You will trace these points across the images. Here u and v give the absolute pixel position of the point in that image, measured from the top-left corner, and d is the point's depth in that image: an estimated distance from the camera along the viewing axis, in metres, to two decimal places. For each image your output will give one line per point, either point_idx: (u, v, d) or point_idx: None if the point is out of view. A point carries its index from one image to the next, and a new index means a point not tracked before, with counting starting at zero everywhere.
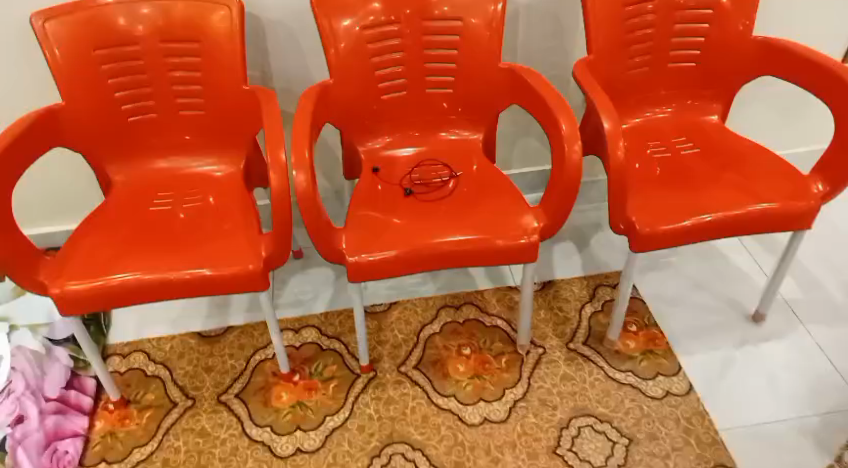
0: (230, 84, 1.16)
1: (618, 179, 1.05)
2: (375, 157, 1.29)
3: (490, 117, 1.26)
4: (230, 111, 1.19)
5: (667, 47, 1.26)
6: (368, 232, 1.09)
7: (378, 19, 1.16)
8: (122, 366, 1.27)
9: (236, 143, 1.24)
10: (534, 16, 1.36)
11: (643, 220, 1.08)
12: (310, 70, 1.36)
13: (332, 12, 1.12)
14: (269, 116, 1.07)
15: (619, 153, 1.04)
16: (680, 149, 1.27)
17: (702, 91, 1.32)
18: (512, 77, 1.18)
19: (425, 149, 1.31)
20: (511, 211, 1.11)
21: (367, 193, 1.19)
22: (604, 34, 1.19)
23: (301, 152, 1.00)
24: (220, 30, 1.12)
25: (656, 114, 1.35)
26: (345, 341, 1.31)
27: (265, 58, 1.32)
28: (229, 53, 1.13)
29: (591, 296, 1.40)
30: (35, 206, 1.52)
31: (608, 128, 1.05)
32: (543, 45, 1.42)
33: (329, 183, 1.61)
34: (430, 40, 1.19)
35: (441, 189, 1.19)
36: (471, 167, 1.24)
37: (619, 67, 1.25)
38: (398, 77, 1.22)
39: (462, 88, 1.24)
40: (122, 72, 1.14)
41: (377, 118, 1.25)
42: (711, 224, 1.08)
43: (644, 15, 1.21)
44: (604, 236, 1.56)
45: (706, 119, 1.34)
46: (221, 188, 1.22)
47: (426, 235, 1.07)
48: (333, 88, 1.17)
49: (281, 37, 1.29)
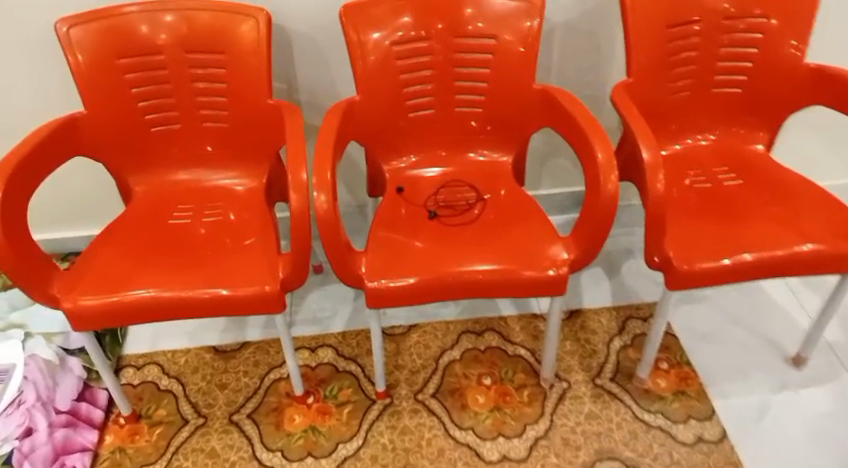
0: (255, 97, 1.13)
1: (656, 213, 0.99)
2: (400, 176, 1.24)
3: (521, 139, 1.21)
4: (253, 124, 1.17)
5: (712, 71, 1.20)
6: (390, 256, 1.05)
7: (408, 35, 1.12)
8: (135, 378, 1.25)
9: (258, 157, 1.21)
10: (571, 34, 1.31)
11: (680, 256, 1.02)
12: (337, 84, 1.33)
13: (361, 26, 1.09)
14: (292, 133, 1.04)
15: (658, 186, 0.97)
16: (721, 179, 1.20)
17: (748, 118, 1.25)
18: (546, 99, 1.13)
19: (452, 169, 1.26)
20: (540, 240, 1.06)
21: (390, 214, 1.15)
22: (645, 56, 1.13)
23: (322, 172, 0.97)
24: (246, 41, 1.09)
25: (697, 141, 1.28)
26: (362, 363, 1.27)
27: (292, 71, 1.29)
28: (254, 65, 1.11)
29: (620, 329, 1.33)
30: (56, 210, 1.53)
31: (647, 159, 0.98)
32: (579, 64, 1.36)
33: (352, 198, 1.58)
34: (461, 57, 1.15)
35: (467, 213, 1.14)
36: (500, 190, 1.19)
37: (660, 91, 1.18)
38: (426, 95, 1.18)
39: (493, 108, 1.19)
40: (146, 81, 1.12)
41: (403, 136, 1.21)
42: (754, 264, 1.01)
43: (688, 37, 1.15)
44: (636, 265, 1.49)
45: (750, 148, 1.26)
46: (242, 203, 1.19)
47: (448, 264, 1.03)
48: (360, 104, 1.13)
49: (309, 49, 1.26)
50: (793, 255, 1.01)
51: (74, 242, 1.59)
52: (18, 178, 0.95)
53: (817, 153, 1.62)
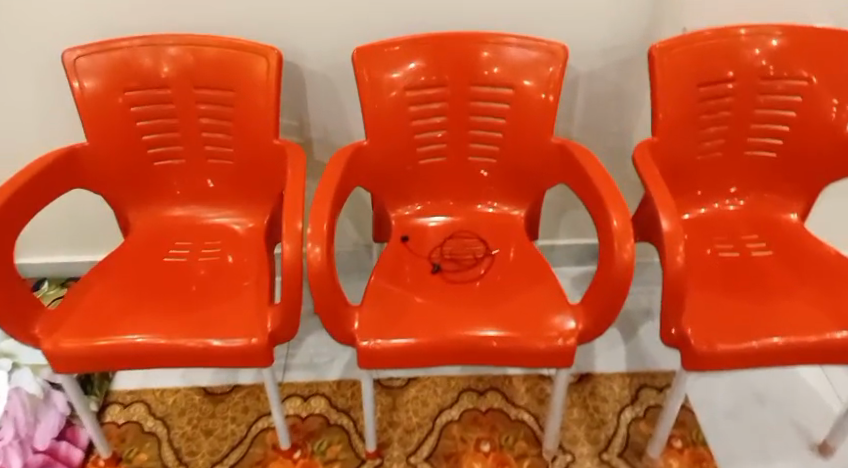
0: (260, 136, 1.10)
1: (675, 288, 0.91)
2: (406, 224, 1.18)
3: (535, 193, 1.15)
4: (257, 164, 1.13)
5: (743, 132, 1.12)
6: (386, 314, 0.99)
7: (423, 80, 1.07)
8: (120, 417, 1.22)
9: (260, 196, 1.17)
10: (596, 83, 1.25)
11: (699, 335, 0.93)
12: (349, 123, 1.29)
13: (374, 69, 1.04)
14: (292, 179, 0.99)
15: (678, 259, 0.90)
16: (748, 248, 1.12)
17: (781, 185, 1.17)
18: (562, 154, 1.07)
19: (459, 219, 1.20)
20: (548, 307, 0.99)
21: (391, 266, 1.09)
22: (671, 115, 1.06)
23: (320, 223, 0.92)
24: (255, 79, 1.06)
25: (725, 205, 1.20)
26: (355, 417, 1.21)
27: (303, 108, 1.26)
28: (261, 104, 1.07)
29: (633, 399, 1.25)
30: (54, 235, 1.51)
31: (667, 229, 0.91)
32: (603, 114, 1.30)
33: (359, 237, 1.52)
34: (476, 105, 1.10)
35: (473, 270, 1.08)
36: (510, 247, 1.13)
37: (687, 151, 1.11)
38: (438, 142, 1.13)
39: (507, 160, 1.13)
40: (152, 114, 1.10)
41: (411, 182, 1.16)
42: (782, 349, 0.92)
43: (719, 96, 1.08)
44: (653, 327, 1.41)
45: (783, 216, 1.17)
46: (241, 245, 1.15)
47: (448, 326, 0.96)
48: (367, 150, 1.08)
49: (322, 87, 1.22)
50: (827, 342, 0.92)
51: (72, 267, 1.57)
52: (9, 210, 0.92)
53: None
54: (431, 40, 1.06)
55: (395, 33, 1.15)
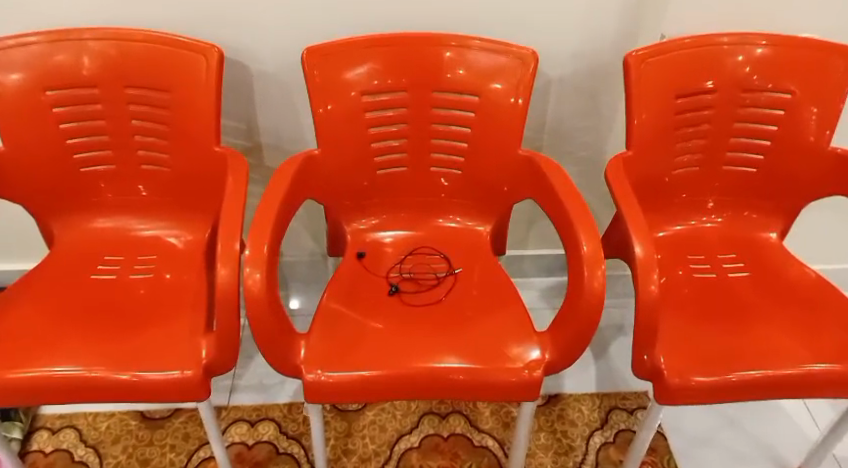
0: (200, 143, 0.99)
1: (648, 320, 0.84)
2: (362, 239, 1.09)
3: (502, 208, 1.06)
4: (197, 173, 1.02)
5: (722, 147, 1.06)
6: (337, 343, 0.90)
7: (380, 85, 0.98)
8: (48, 445, 1.12)
9: (202, 208, 1.06)
10: (568, 90, 1.17)
11: (674, 367, 0.87)
12: (302, 129, 1.18)
13: (327, 73, 0.95)
14: (231, 195, 0.90)
15: (652, 289, 0.83)
16: (724, 268, 1.07)
17: (760, 203, 1.11)
18: (531, 168, 0.99)
19: (419, 233, 1.11)
20: (512, 336, 0.92)
21: (344, 287, 1.01)
22: (647, 127, 0.99)
23: (260, 244, 0.83)
24: (193, 78, 0.95)
25: (701, 222, 1.13)
26: (306, 444, 1.13)
27: (252, 111, 1.14)
28: (200, 108, 0.96)
29: (603, 422, 1.19)
30: None
31: (640, 255, 0.84)
32: (576, 123, 1.22)
33: (316, 245, 1.42)
34: (438, 113, 1.01)
35: (433, 291, 1.00)
36: (474, 266, 1.05)
37: (662, 165, 1.04)
38: (398, 152, 1.04)
39: (472, 172, 1.05)
40: (77, 116, 0.98)
41: (368, 194, 1.07)
42: (761, 383, 0.86)
43: (697, 108, 1.02)
44: (624, 345, 1.35)
45: (761, 235, 1.12)
46: (180, 262, 1.05)
47: (404, 356, 0.88)
48: (319, 160, 0.99)
49: (271, 89, 1.11)
50: (808, 376, 0.86)
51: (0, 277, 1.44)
52: None
53: (833, 239, 1.48)
54: (391, 42, 0.96)
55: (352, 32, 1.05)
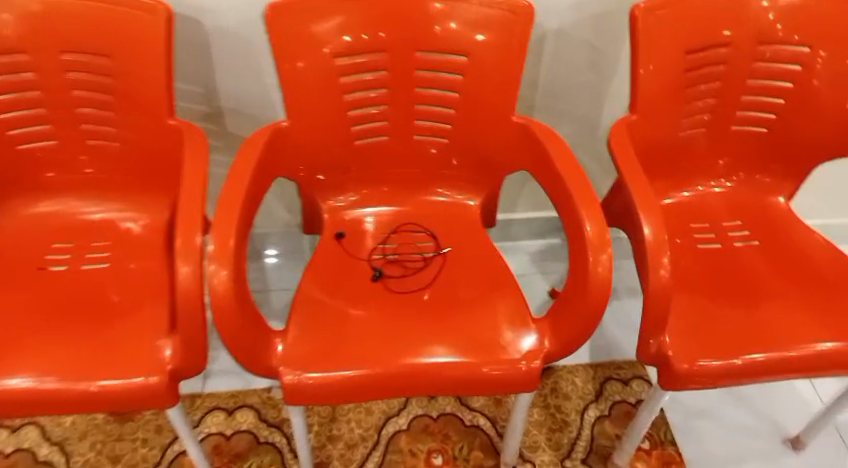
0: (150, 115, 0.86)
1: (657, 308, 0.77)
2: (341, 217, 0.99)
3: (495, 180, 0.97)
4: (150, 149, 0.90)
5: (733, 106, 0.98)
6: (319, 338, 0.82)
7: (357, 45, 0.85)
8: (8, 445, 1.04)
9: (159, 186, 0.95)
10: (565, 43, 1.06)
11: (681, 352, 0.81)
12: (270, 92, 1.05)
13: (294, 33, 0.81)
14: (190, 179, 0.79)
15: (662, 275, 0.75)
16: (731, 237, 1.01)
17: (767, 165, 1.04)
18: (527, 137, 0.89)
19: (404, 208, 1.01)
20: (507, 323, 0.85)
21: (324, 273, 0.92)
22: (654, 90, 0.90)
23: (225, 237, 0.73)
24: (136, 40, 0.81)
25: (710, 186, 1.06)
26: (288, 432, 1.07)
27: (209, 74, 1.00)
28: (147, 74, 0.83)
29: (597, 394, 1.16)
30: None
31: (649, 238, 0.76)
32: (571, 79, 1.12)
33: (292, 217, 1.31)
34: (422, 76, 0.90)
35: (421, 274, 0.92)
36: (465, 244, 0.97)
37: (667, 128, 0.96)
38: (379, 119, 0.93)
39: (461, 141, 0.95)
40: (6, 86, 0.84)
41: (346, 168, 0.96)
42: (771, 366, 0.81)
43: (708, 65, 0.93)
44: (633, 305, 1.32)
45: (768, 200, 1.05)
46: (137, 248, 0.94)
47: (392, 350, 0.81)
48: (289, 133, 0.87)
49: (229, 49, 0.97)
50: (819, 357, 0.81)
51: None
52: None
53: (837, 197, 1.43)
54: None
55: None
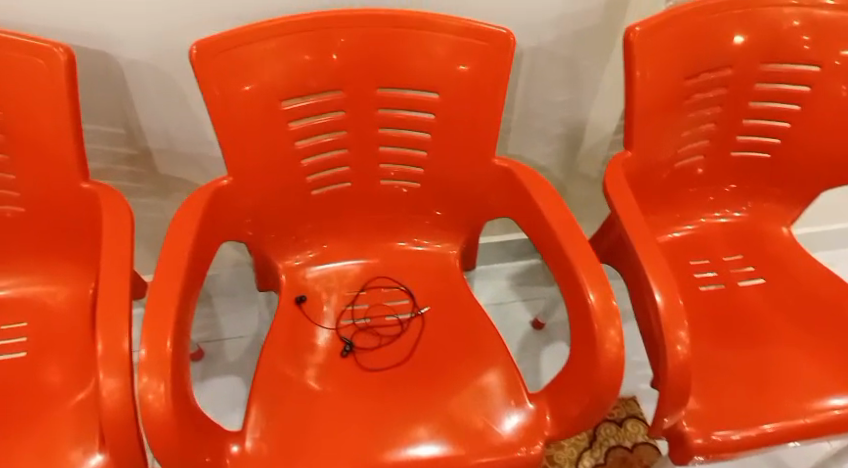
0: (59, 177, 0.70)
1: (678, 386, 0.67)
2: (301, 277, 0.86)
3: (476, 226, 0.86)
4: (63, 214, 0.74)
5: (733, 132, 0.88)
6: (282, 432, 0.69)
7: (309, 82, 0.71)
8: None
9: (78, 253, 0.78)
10: (545, 61, 0.94)
11: (700, 425, 0.71)
12: (207, 129, 0.89)
13: (230, 73, 0.67)
14: (109, 261, 0.63)
15: (679, 351, 0.65)
16: (733, 274, 0.91)
17: (768, 191, 0.95)
18: (514, 183, 0.77)
19: (375, 260, 0.89)
20: (498, 400, 0.73)
21: (285, 348, 0.78)
22: (652, 122, 0.79)
23: (157, 338, 0.57)
24: (30, 90, 0.65)
25: (715, 217, 0.97)
26: None
27: (131, 111, 0.84)
28: (48, 130, 0.67)
29: (591, 440, 1.08)
30: None
31: (662, 307, 0.66)
32: (550, 98, 1.00)
33: (243, 261, 1.16)
34: (389, 115, 0.77)
35: (399, 344, 0.80)
36: (446, 302, 0.85)
37: (666, 160, 0.85)
38: (340, 164, 0.80)
39: (436, 185, 0.82)
40: None
41: (304, 219, 0.83)
42: (803, 433, 0.72)
43: (709, 89, 0.82)
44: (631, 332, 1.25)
45: (772, 230, 0.97)
46: (54, 328, 0.77)
47: (369, 444, 0.69)
48: (233, 192, 0.73)
49: (153, 83, 0.81)
50: None
51: None
52: None
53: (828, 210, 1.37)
54: (316, 25, 0.69)
55: (267, 16, 0.77)
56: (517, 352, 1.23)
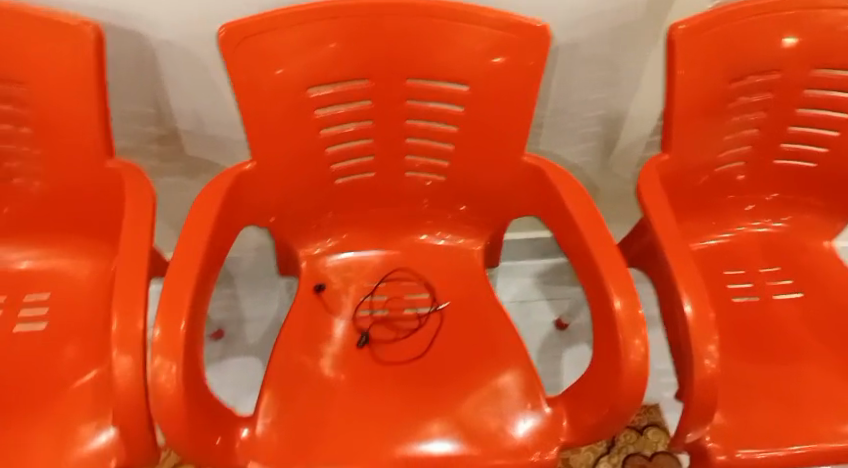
0: (86, 155, 0.71)
1: (703, 402, 0.64)
2: (320, 266, 0.85)
3: (501, 223, 0.84)
4: (90, 192, 0.75)
5: (778, 139, 0.83)
6: (293, 421, 0.69)
7: (336, 71, 0.70)
8: None
9: (103, 231, 0.79)
10: (583, 57, 0.90)
11: (724, 441, 0.68)
12: (235, 113, 0.89)
13: (257, 59, 0.66)
14: (130, 240, 0.64)
15: (707, 364, 0.62)
16: (769, 285, 0.87)
17: (811, 202, 0.90)
18: (541, 182, 0.74)
19: (397, 253, 0.87)
20: (514, 403, 0.72)
21: (301, 336, 0.78)
22: (691, 124, 0.76)
23: (171, 321, 0.57)
24: (59, 66, 0.65)
25: (754, 225, 0.93)
26: None
27: (162, 92, 0.84)
28: (74, 108, 0.67)
29: (609, 446, 1.06)
30: None
31: (691, 318, 0.63)
32: (586, 96, 0.97)
33: (264, 245, 1.17)
34: (416, 107, 0.75)
35: (417, 339, 0.78)
36: (466, 299, 0.83)
37: (703, 165, 0.81)
38: (364, 154, 0.79)
39: (461, 179, 0.81)
40: None
41: (326, 208, 0.82)
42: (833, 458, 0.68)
43: (753, 93, 0.78)
44: (658, 338, 1.21)
45: (813, 243, 0.92)
46: (76, 302, 0.79)
47: (380, 438, 0.68)
48: (256, 177, 0.73)
49: (183, 65, 0.81)
50: None
51: None
52: None
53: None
54: (345, 12, 0.67)
55: None
56: (537, 352, 1.21)
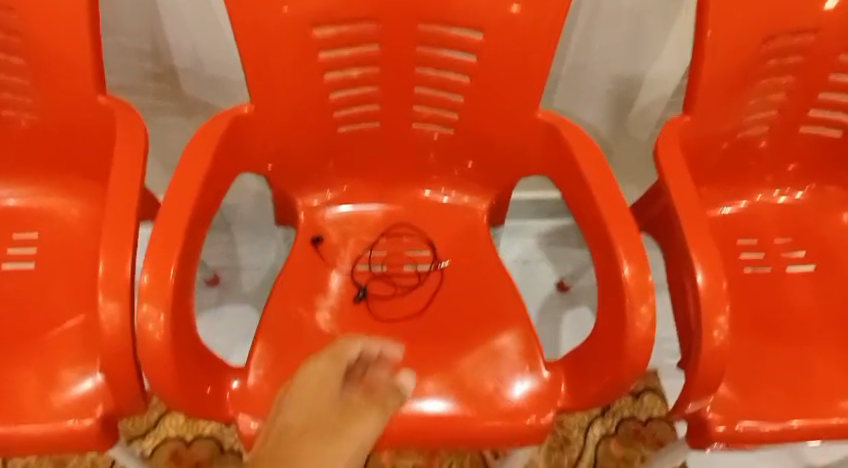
0: (75, 89, 0.67)
1: (707, 374, 0.62)
2: (319, 217, 0.82)
3: (509, 182, 0.81)
4: (82, 131, 0.71)
5: (808, 105, 0.79)
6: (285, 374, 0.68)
7: (343, 11, 0.65)
8: None
9: (96, 171, 0.76)
10: (607, 8, 0.84)
11: (724, 412, 0.67)
12: (235, 53, 0.84)
13: None
14: (120, 183, 0.61)
15: (715, 336, 0.60)
16: (783, 257, 0.85)
17: (834, 174, 0.87)
18: (555, 140, 0.71)
19: (400, 208, 0.85)
20: (511, 366, 0.70)
21: (298, 288, 0.76)
22: (719, 86, 0.71)
23: (162, 269, 0.55)
24: None
25: (772, 195, 0.89)
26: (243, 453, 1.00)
27: (158, 27, 0.80)
28: (62, 39, 0.63)
29: (603, 409, 1.06)
30: None
31: (702, 289, 0.61)
32: (607, 50, 0.91)
33: (260, 193, 1.15)
34: (427, 53, 0.70)
35: (415, 296, 0.77)
36: (470, 258, 0.80)
37: (727, 129, 0.77)
38: (370, 102, 0.75)
39: (470, 134, 0.77)
40: None
41: (328, 157, 0.79)
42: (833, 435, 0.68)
43: (788, 55, 0.73)
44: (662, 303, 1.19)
45: (831, 217, 0.89)
46: (67, 243, 0.77)
47: None
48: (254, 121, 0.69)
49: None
50: None
51: None
52: None
53: None
54: None
55: None
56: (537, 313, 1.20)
